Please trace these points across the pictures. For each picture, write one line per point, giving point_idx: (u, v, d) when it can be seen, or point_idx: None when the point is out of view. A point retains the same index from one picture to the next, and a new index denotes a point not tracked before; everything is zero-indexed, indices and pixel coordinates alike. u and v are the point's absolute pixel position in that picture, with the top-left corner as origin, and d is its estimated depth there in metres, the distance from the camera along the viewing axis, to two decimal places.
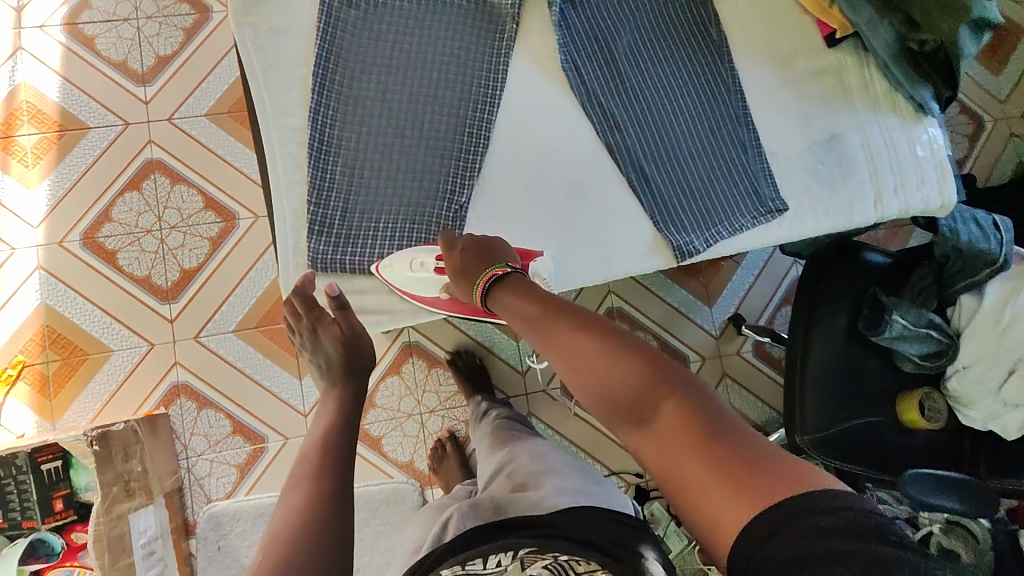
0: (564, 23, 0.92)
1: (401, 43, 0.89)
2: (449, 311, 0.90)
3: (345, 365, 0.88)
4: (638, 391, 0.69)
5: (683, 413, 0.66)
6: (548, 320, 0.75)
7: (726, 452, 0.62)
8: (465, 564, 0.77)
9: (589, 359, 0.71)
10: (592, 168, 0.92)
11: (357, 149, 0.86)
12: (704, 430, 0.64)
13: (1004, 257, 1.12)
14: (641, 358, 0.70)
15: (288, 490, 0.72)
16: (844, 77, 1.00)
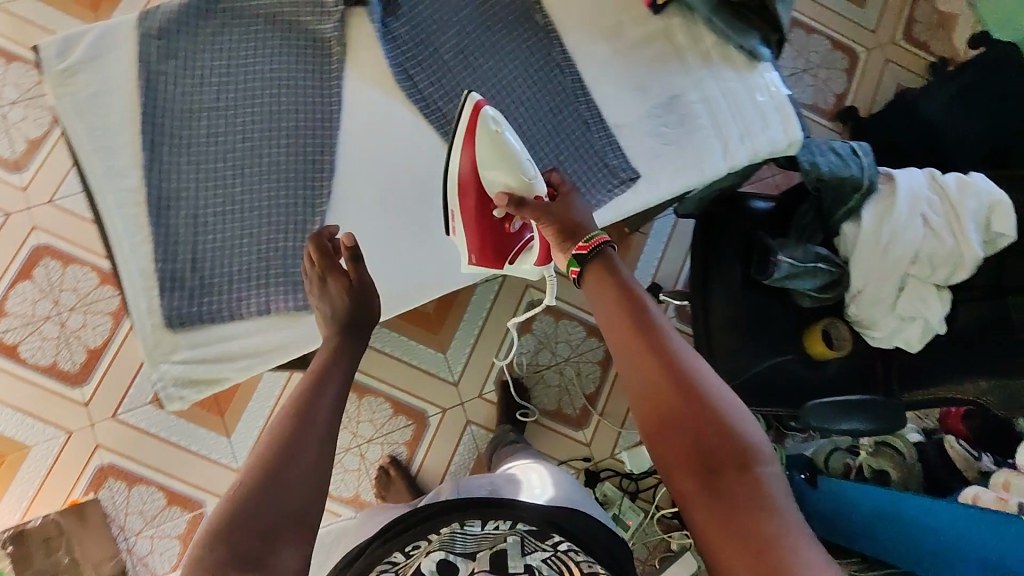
0: (388, 36, 0.93)
1: (230, 86, 0.88)
2: (473, 247, 0.86)
3: (349, 319, 0.80)
4: (715, 438, 0.69)
5: (751, 482, 0.67)
6: (626, 332, 0.75)
7: (765, 527, 0.65)
8: (464, 524, 0.85)
9: (657, 391, 0.72)
10: (442, 173, 0.92)
11: (200, 200, 0.85)
12: (760, 501, 0.66)
13: (868, 179, 1.16)
14: (723, 414, 0.70)
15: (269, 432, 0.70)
16: (674, 39, 1.02)
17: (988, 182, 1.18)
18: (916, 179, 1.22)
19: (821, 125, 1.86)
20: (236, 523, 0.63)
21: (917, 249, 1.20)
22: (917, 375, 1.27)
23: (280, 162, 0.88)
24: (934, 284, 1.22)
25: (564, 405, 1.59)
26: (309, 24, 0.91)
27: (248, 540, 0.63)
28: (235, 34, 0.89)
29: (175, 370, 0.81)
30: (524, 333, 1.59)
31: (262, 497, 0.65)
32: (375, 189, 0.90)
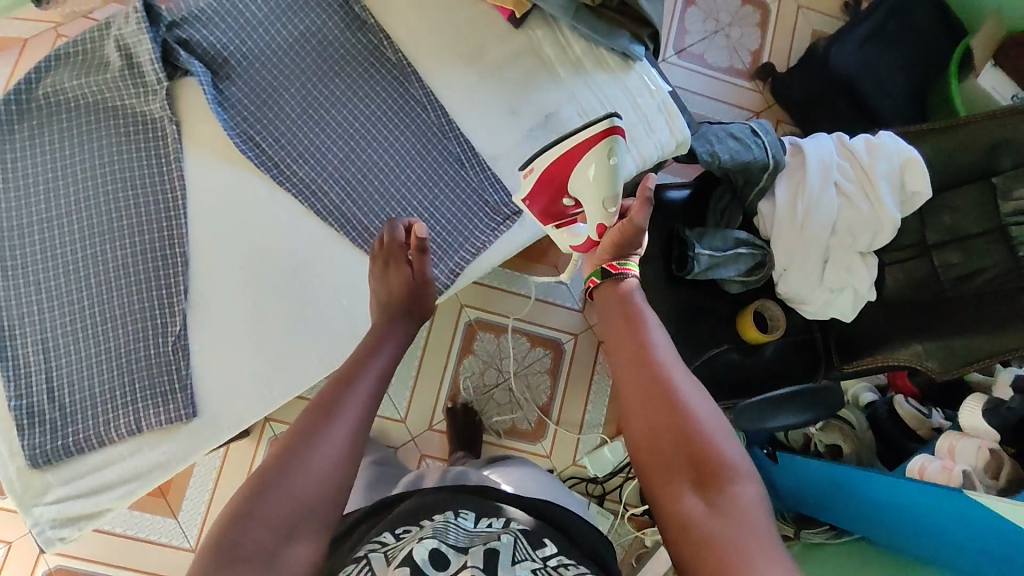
0: (225, 104, 0.85)
1: (63, 190, 0.82)
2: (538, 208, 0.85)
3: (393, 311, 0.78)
4: (715, 451, 0.64)
5: (745, 503, 0.61)
6: (622, 332, 0.72)
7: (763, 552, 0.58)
8: (458, 514, 0.78)
9: (652, 395, 0.67)
10: (309, 242, 0.86)
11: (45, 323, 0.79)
12: (756, 526, 0.60)
13: (772, 159, 1.12)
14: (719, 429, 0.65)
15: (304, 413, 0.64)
16: (540, 51, 0.95)
17: (896, 138, 1.14)
18: (824, 148, 1.18)
19: (740, 86, 1.80)
20: (235, 523, 0.56)
21: (834, 222, 1.17)
22: (854, 341, 1.24)
23: (128, 264, 0.81)
24: (858, 252, 1.19)
25: (519, 421, 1.55)
26: (136, 107, 0.83)
27: (271, 525, 0.57)
28: (59, 132, 0.83)
29: (49, 513, 0.76)
30: (467, 355, 1.55)
31: (288, 477, 0.59)
32: (237, 273, 0.83)
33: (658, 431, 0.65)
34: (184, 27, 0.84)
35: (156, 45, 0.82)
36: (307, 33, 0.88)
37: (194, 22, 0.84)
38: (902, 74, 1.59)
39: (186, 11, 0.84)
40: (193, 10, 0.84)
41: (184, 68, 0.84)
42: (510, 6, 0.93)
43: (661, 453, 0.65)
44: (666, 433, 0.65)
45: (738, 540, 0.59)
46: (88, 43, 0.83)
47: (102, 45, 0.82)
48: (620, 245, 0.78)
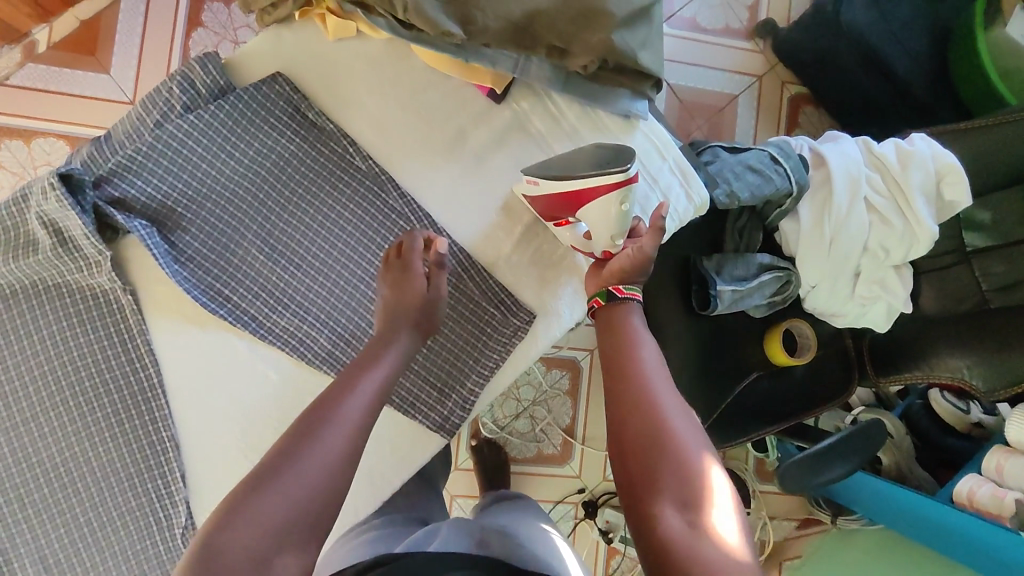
0: (179, 258, 0.74)
1: (22, 389, 0.73)
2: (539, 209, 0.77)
3: (405, 315, 0.73)
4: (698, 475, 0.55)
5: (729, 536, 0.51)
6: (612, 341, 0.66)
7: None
8: None
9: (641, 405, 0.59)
10: (304, 395, 0.77)
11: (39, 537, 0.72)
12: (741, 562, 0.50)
13: (795, 185, 1.01)
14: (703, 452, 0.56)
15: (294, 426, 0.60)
16: (529, 126, 0.83)
17: (930, 143, 1.04)
18: (850, 157, 1.07)
19: (738, 49, 1.64)
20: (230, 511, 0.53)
21: (865, 240, 1.08)
22: (891, 352, 1.18)
23: (111, 461, 0.73)
24: (891, 265, 1.10)
25: (544, 446, 1.52)
26: (80, 282, 0.73)
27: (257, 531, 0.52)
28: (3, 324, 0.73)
29: None
30: None
31: (263, 496, 0.54)
32: (234, 444, 0.76)
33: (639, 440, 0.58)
34: (113, 181, 0.72)
35: (87, 214, 0.70)
36: (259, 157, 0.76)
37: (122, 174, 0.72)
38: (922, 24, 1.43)
39: (112, 162, 0.72)
40: (120, 160, 0.72)
41: (125, 229, 0.72)
42: (488, 82, 0.80)
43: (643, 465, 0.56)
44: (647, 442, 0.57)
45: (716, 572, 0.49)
46: (11, 219, 0.71)
47: (26, 222, 0.71)
48: (624, 274, 0.71)
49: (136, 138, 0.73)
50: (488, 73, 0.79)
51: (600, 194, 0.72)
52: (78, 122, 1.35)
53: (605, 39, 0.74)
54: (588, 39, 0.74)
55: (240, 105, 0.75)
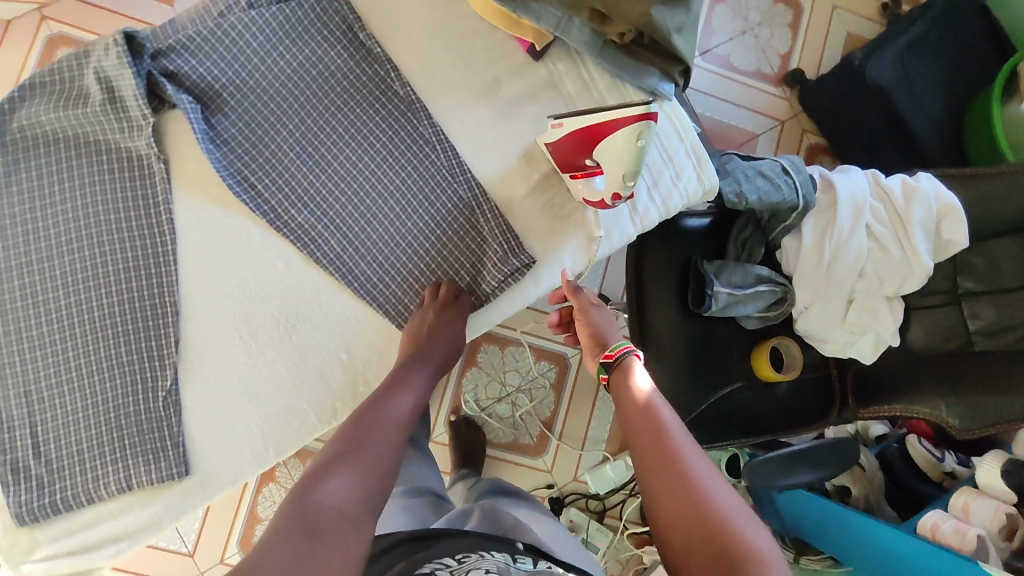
0: (217, 141, 0.79)
1: (45, 231, 0.77)
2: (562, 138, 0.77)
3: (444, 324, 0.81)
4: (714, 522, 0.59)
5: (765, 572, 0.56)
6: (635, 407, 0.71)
7: None
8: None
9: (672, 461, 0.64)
10: (307, 290, 0.81)
11: (28, 375, 0.75)
12: None
13: (802, 200, 1.05)
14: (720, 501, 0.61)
15: (337, 436, 0.68)
16: (560, 87, 0.88)
17: (935, 183, 1.09)
18: (857, 186, 1.12)
19: (767, 91, 1.71)
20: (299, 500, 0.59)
21: (862, 265, 1.12)
22: (873, 384, 1.20)
23: (113, 314, 0.76)
24: (884, 296, 1.14)
25: (521, 435, 1.53)
26: (121, 142, 0.77)
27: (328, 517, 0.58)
28: (38, 168, 0.77)
29: (39, 570, 0.73)
30: (471, 366, 1.51)
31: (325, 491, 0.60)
32: (233, 324, 0.79)
33: (683, 507, 0.61)
34: (169, 56, 0.77)
35: (140, 78, 0.75)
36: (308, 65, 0.82)
37: (179, 52, 0.77)
38: (941, 90, 1.50)
39: (172, 39, 0.77)
40: (179, 39, 0.77)
41: (171, 100, 0.77)
42: (529, 37, 0.86)
43: (691, 528, 0.59)
44: (690, 507, 0.60)
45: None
46: (68, 70, 0.76)
47: (81, 75, 0.76)
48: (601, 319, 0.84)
49: (199, 22, 0.78)
50: (531, 28, 0.84)
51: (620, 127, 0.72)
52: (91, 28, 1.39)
53: (643, 12, 0.79)
54: (628, 10, 0.79)
55: (299, 13, 0.81)
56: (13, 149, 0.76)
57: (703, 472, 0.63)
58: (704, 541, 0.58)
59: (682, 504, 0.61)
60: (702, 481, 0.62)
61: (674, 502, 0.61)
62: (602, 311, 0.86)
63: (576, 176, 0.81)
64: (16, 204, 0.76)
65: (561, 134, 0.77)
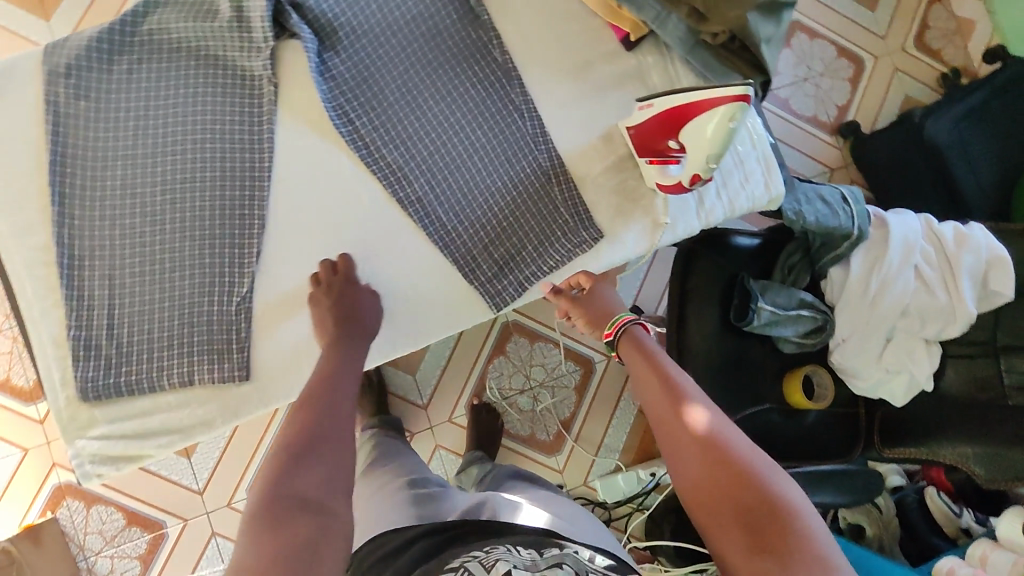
0: (326, 73, 0.84)
1: (153, 131, 0.81)
2: (653, 117, 0.81)
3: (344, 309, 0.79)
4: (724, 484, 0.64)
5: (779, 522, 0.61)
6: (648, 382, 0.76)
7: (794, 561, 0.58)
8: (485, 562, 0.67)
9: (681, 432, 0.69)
10: (385, 226, 0.85)
11: (115, 261, 0.78)
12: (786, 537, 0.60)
13: (857, 229, 1.08)
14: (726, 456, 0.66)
15: (289, 427, 0.66)
16: (647, 78, 0.93)
17: (987, 233, 1.11)
18: (910, 227, 1.14)
19: (821, 139, 1.75)
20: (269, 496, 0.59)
21: (906, 304, 1.13)
22: (899, 426, 1.21)
23: (204, 218, 0.80)
24: (923, 339, 1.15)
25: (537, 430, 1.54)
26: (238, 60, 0.82)
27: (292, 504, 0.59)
28: (156, 70, 0.81)
29: (91, 448, 0.76)
30: (498, 355, 1.53)
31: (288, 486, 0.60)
32: (312, 245, 0.83)
33: (707, 478, 0.65)
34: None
35: (270, 4, 0.80)
36: (419, 19, 0.87)
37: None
38: (995, 159, 1.54)
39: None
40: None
41: (293, 29, 0.83)
42: (626, 27, 0.91)
43: (720, 495, 0.64)
44: (716, 478, 0.64)
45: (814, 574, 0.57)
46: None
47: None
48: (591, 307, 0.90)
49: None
50: (630, 18, 0.89)
51: (717, 105, 0.73)
52: None
53: (740, 15, 0.84)
54: (727, 12, 0.84)
55: None
56: (136, 48, 0.80)
57: (729, 441, 0.66)
58: (736, 506, 0.62)
59: (709, 477, 0.65)
60: (712, 439, 0.66)
61: (702, 474, 0.65)
62: (591, 294, 0.91)
63: (653, 161, 0.85)
64: (130, 100, 0.80)
65: (652, 113, 0.81)
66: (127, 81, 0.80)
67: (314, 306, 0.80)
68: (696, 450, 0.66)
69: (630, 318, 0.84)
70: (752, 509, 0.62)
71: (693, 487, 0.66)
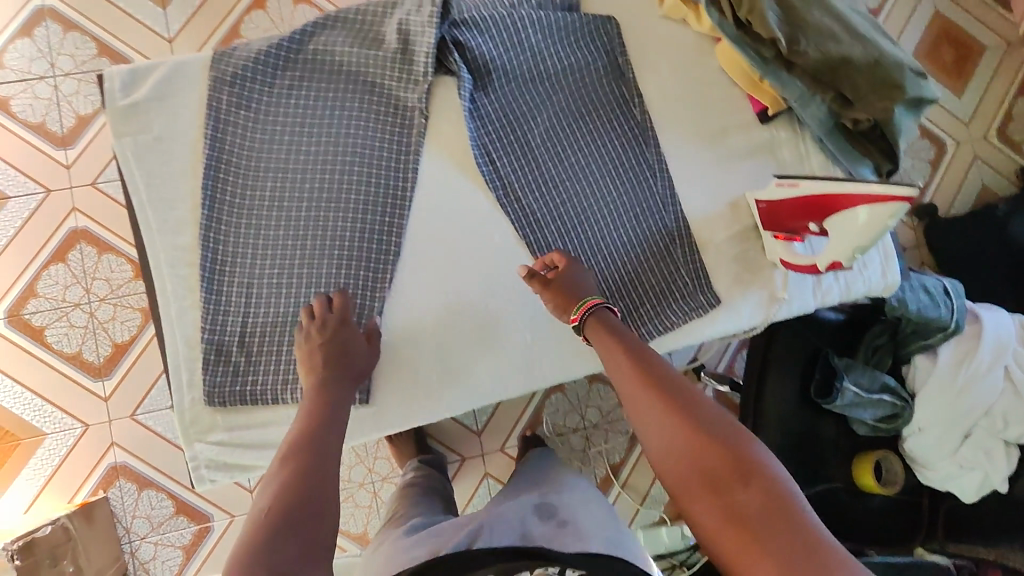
0: (475, 112, 0.86)
1: (303, 146, 0.82)
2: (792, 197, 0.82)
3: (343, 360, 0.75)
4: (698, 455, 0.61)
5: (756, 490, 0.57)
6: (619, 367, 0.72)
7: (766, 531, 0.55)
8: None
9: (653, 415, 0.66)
10: (511, 268, 0.86)
11: (253, 270, 0.79)
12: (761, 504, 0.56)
13: (955, 323, 1.08)
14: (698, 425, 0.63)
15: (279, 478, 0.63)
16: (777, 152, 0.93)
17: None
18: (1004, 327, 1.15)
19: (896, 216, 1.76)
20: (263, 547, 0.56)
21: (990, 404, 1.13)
22: (964, 521, 1.20)
23: (342, 238, 0.82)
24: (1003, 440, 1.15)
25: (585, 472, 1.53)
26: (395, 90, 0.84)
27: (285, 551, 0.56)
28: (314, 87, 0.83)
29: (208, 452, 0.77)
30: (555, 391, 1.54)
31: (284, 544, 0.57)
32: (439, 278, 0.84)
33: (687, 454, 0.62)
34: (462, 29, 0.84)
35: (436, 40, 0.83)
36: (569, 69, 0.89)
37: (472, 28, 0.85)
38: None
39: (468, 16, 0.85)
40: (475, 16, 0.85)
41: (451, 66, 0.85)
42: (765, 100, 0.91)
43: (702, 470, 0.60)
44: (694, 454, 0.62)
45: (783, 535, 0.54)
46: (374, 15, 0.84)
47: (384, 22, 0.84)
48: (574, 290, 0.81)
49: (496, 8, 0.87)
50: (771, 93, 0.90)
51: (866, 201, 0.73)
52: None
53: (888, 107, 0.84)
54: (875, 102, 0.84)
55: (576, 24, 0.89)
56: (299, 65, 0.82)
57: (700, 416, 0.64)
58: (712, 480, 0.59)
59: (687, 456, 0.62)
60: (684, 416, 0.64)
61: (678, 452, 0.63)
62: (564, 271, 0.82)
63: (779, 237, 0.86)
64: (286, 114, 0.82)
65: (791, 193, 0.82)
66: (288, 97, 0.82)
67: (304, 349, 0.76)
68: (668, 425, 0.64)
69: (597, 301, 0.78)
70: (729, 476, 0.59)
71: (672, 469, 0.63)
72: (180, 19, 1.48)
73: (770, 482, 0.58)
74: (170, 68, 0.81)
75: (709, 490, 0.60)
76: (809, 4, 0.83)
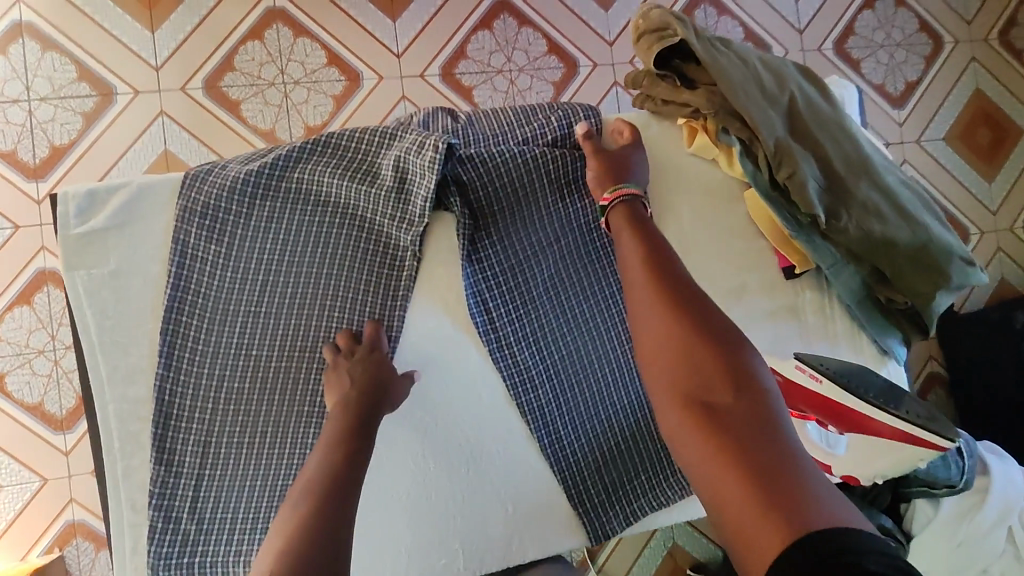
0: (473, 258, 0.77)
1: (281, 282, 0.74)
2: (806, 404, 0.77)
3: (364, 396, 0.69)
4: (687, 349, 0.55)
5: (744, 399, 0.51)
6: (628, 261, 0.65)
7: (739, 434, 0.49)
8: None
9: (645, 308, 0.60)
10: (497, 430, 0.79)
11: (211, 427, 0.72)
12: (747, 407, 0.51)
13: (964, 482, 1.02)
14: (691, 324, 0.56)
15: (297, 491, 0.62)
16: (800, 314, 0.85)
17: None
18: (1013, 482, 1.09)
19: None
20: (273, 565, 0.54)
21: (989, 560, 1.08)
22: None
23: (313, 396, 0.74)
24: None
25: None
26: (386, 229, 0.75)
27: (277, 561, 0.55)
28: (297, 218, 0.74)
29: None
30: None
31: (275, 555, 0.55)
32: (418, 438, 0.77)
33: (668, 356, 0.56)
34: (466, 165, 0.75)
35: (437, 183, 0.74)
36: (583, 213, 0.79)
37: (476, 164, 0.75)
38: None
39: (473, 151, 0.76)
40: (479, 154, 0.76)
41: (450, 207, 0.76)
42: (793, 258, 0.83)
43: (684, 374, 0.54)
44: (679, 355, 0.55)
45: (760, 446, 0.48)
46: (368, 143, 0.75)
47: (379, 152, 0.74)
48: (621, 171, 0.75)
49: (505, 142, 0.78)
50: (801, 251, 0.82)
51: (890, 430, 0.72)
52: (314, 17, 1.42)
53: (930, 291, 0.77)
54: (916, 283, 0.77)
55: None
56: (280, 195, 0.73)
57: (692, 317, 0.57)
58: (694, 378, 0.53)
59: (669, 359, 0.55)
60: (684, 310, 0.58)
61: (661, 354, 0.56)
62: (622, 151, 0.77)
63: (792, 415, 0.80)
64: (263, 245, 0.73)
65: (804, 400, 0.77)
66: (264, 232, 0.73)
67: (332, 381, 0.72)
68: (661, 316, 0.58)
69: (635, 193, 0.72)
70: (714, 386, 0.53)
71: (652, 373, 0.56)
72: (167, 45, 1.37)
73: (760, 398, 0.52)
74: (135, 190, 0.72)
75: (686, 385, 0.54)
76: (857, 175, 0.76)
